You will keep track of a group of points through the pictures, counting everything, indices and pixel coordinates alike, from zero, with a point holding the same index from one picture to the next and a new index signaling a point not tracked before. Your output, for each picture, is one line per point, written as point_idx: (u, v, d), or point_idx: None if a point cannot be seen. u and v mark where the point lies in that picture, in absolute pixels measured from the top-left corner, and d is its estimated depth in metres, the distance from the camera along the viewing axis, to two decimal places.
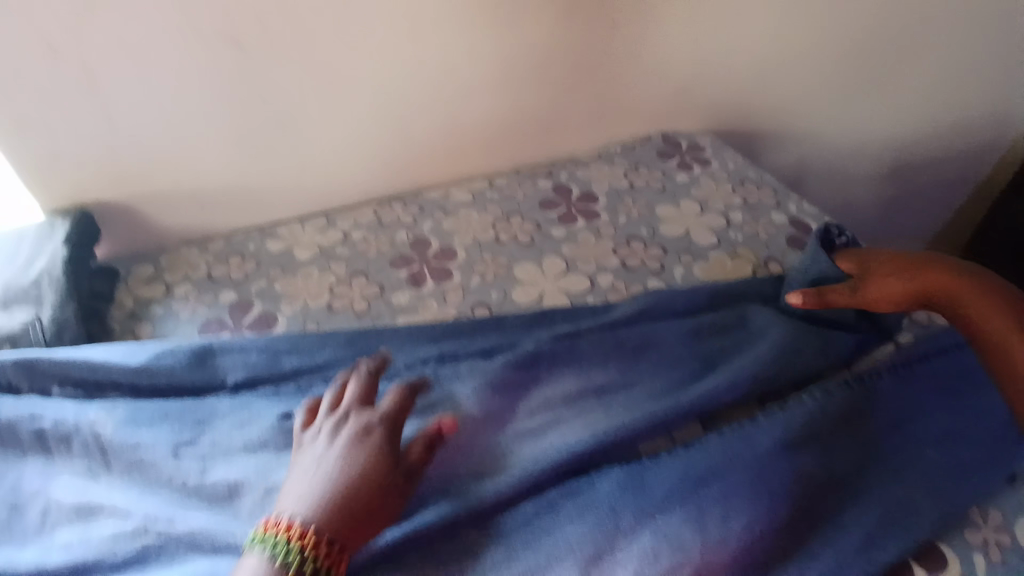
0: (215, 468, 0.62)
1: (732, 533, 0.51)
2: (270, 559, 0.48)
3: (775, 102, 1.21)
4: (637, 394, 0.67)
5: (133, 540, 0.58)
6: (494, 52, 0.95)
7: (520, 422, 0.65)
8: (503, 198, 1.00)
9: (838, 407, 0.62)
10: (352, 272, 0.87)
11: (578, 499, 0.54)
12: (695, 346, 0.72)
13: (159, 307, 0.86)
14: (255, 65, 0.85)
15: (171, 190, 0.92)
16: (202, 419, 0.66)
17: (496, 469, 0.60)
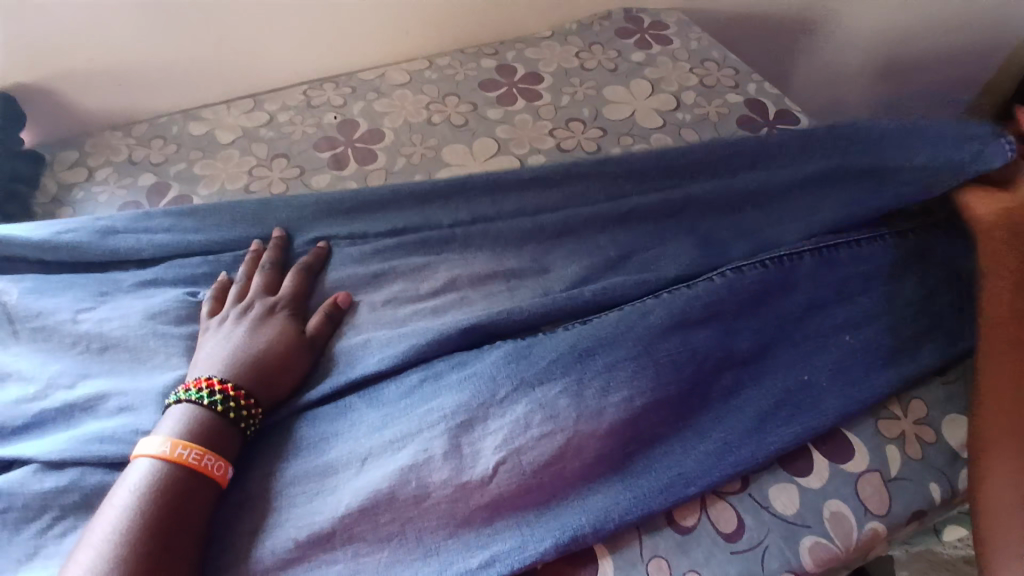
0: (113, 336, 0.61)
1: (610, 405, 0.50)
2: (195, 407, 0.52)
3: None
4: (549, 278, 0.65)
5: (34, 405, 0.57)
6: None
7: (422, 300, 0.64)
8: (442, 79, 0.92)
9: (749, 287, 0.60)
10: (273, 154, 0.83)
11: (463, 369, 0.54)
12: (619, 234, 0.68)
13: (79, 192, 0.83)
14: None
15: (84, 67, 0.85)
16: (105, 292, 0.65)
17: (389, 340, 0.59)
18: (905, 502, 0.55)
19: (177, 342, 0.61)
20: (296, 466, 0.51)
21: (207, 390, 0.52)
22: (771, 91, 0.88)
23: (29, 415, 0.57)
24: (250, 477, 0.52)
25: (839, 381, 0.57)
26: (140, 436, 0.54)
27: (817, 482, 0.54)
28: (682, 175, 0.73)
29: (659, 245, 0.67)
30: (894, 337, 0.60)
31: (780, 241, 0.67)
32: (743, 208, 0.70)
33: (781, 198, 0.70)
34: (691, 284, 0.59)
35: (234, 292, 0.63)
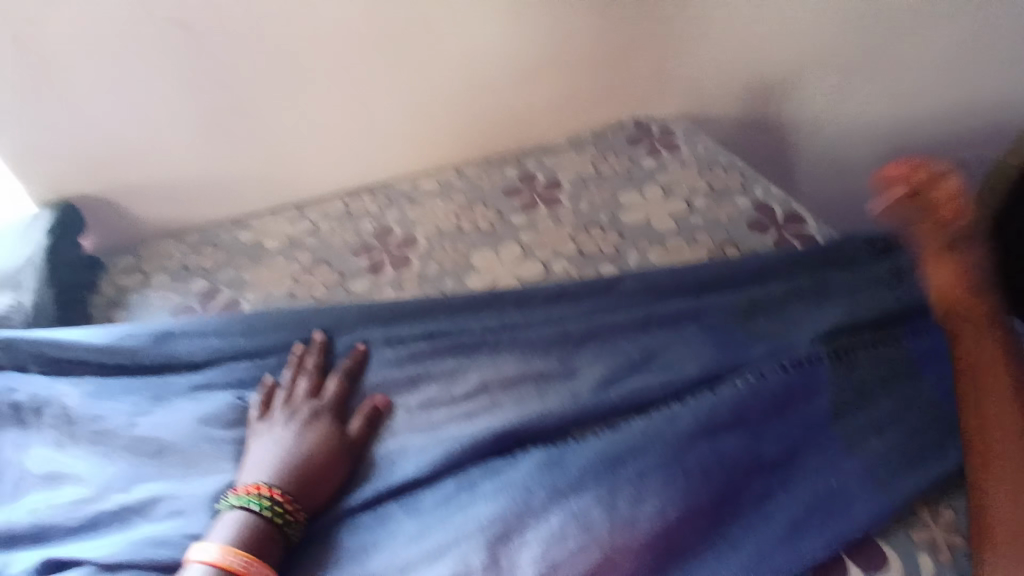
0: (166, 439, 0.65)
1: (642, 516, 0.52)
2: (248, 514, 0.54)
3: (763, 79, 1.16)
4: (577, 381, 0.68)
5: (89, 506, 0.61)
6: (454, 37, 0.95)
7: (456, 403, 0.67)
8: (470, 187, 1.00)
9: (771, 391, 0.62)
10: (315, 260, 0.90)
11: (497, 478, 0.56)
12: (641, 339, 0.72)
13: (134, 297, 0.89)
14: (215, 52, 0.87)
15: (149, 182, 0.95)
16: (158, 396, 0.69)
17: (425, 445, 0.62)
18: None
19: (224, 447, 0.64)
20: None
21: (259, 496, 0.55)
22: (778, 194, 0.94)
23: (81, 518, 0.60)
24: None
25: (866, 486, 0.58)
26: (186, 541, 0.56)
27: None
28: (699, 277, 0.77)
29: (679, 347, 0.70)
30: (919, 440, 0.61)
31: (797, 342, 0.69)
32: (758, 313, 0.74)
33: (792, 301, 0.75)
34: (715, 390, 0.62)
35: (279, 397, 0.67)
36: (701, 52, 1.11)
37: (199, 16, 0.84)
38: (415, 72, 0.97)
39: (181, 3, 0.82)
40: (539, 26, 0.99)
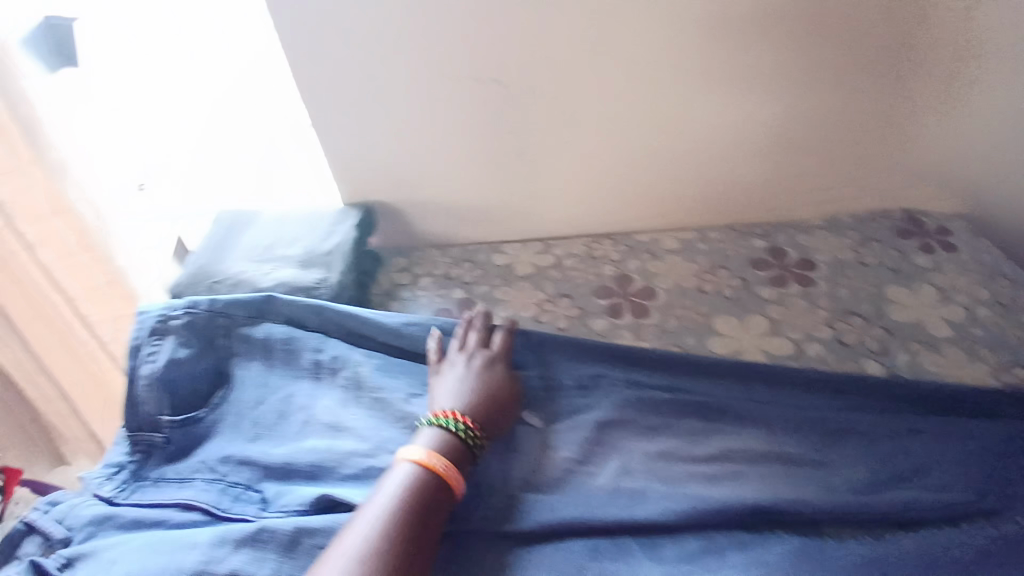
0: None
1: None
2: (448, 434, 0.67)
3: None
4: (826, 477, 0.68)
5: (365, 460, 0.73)
6: (734, 110, 0.97)
7: (696, 461, 0.69)
8: (714, 251, 1.01)
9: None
10: (559, 293, 0.97)
11: (752, 553, 0.61)
12: (894, 447, 0.70)
13: (405, 292, 1.04)
14: (517, 102, 0.97)
15: (430, 200, 1.10)
16: (427, 385, 0.81)
17: (671, 493, 0.65)
18: None
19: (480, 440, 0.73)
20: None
21: (457, 421, 0.67)
22: None
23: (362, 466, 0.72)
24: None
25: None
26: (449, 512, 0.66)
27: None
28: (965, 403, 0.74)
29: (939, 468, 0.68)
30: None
31: None
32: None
33: None
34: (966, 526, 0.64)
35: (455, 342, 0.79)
36: (1012, 149, 0.99)
37: (514, 70, 0.93)
38: (689, 137, 1.00)
39: (503, 61, 0.92)
40: (821, 106, 0.97)
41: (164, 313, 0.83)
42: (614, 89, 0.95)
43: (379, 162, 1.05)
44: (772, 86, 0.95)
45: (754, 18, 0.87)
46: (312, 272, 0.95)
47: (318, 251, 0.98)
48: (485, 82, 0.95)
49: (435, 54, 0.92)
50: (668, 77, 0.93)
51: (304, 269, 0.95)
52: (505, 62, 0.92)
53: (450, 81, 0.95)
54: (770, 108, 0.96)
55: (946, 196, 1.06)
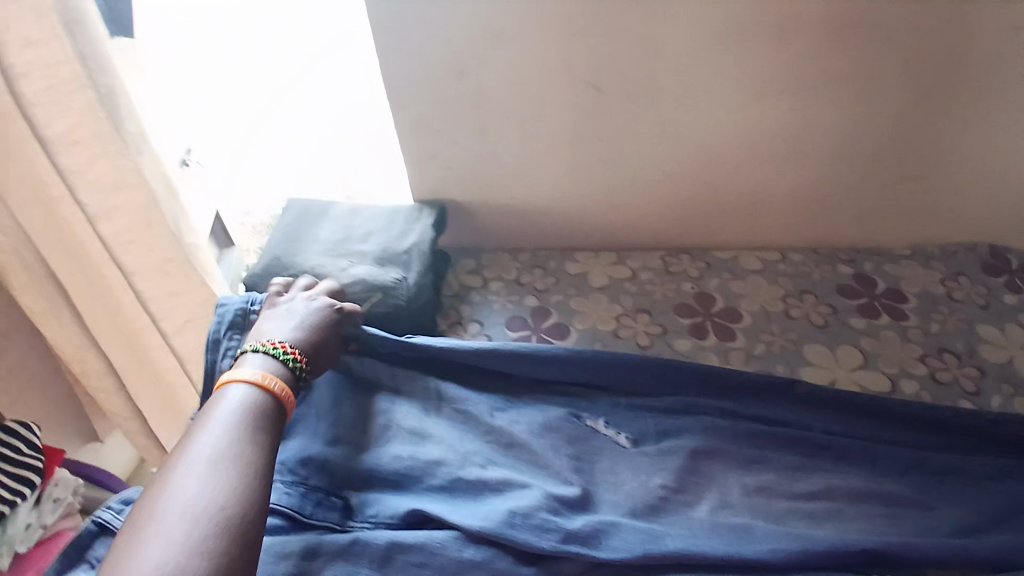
0: (521, 436, 0.73)
1: None
2: (276, 362, 0.69)
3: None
4: (928, 519, 0.66)
5: (450, 473, 0.69)
6: (831, 129, 0.94)
7: (798, 500, 0.67)
8: (796, 273, 0.98)
9: None
10: (637, 308, 0.95)
11: None
12: (1000, 488, 0.68)
13: (476, 295, 1.02)
14: (608, 107, 0.94)
15: (504, 203, 1.08)
16: (510, 404, 0.78)
17: (780, 530, 0.63)
18: None
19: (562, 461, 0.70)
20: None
21: (290, 354, 0.70)
22: None
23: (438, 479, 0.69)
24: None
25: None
26: (548, 530, 0.62)
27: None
28: None
29: None
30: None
31: None
32: None
33: None
34: None
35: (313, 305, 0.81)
36: None
37: (609, 75, 0.91)
38: (781, 155, 0.97)
39: (601, 68, 0.90)
40: (924, 132, 0.93)
41: (245, 307, 0.82)
42: (712, 101, 0.92)
43: (455, 161, 1.03)
44: (875, 106, 0.91)
45: (871, 37, 0.85)
46: (388, 271, 0.93)
47: (393, 249, 0.96)
48: (581, 85, 0.92)
49: (531, 54, 0.90)
50: (767, 93, 0.91)
51: (380, 267, 0.94)
52: (601, 67, 0.90)
53: (542, 81, 0.92)
54: (872, 130, 0.93)
55: None
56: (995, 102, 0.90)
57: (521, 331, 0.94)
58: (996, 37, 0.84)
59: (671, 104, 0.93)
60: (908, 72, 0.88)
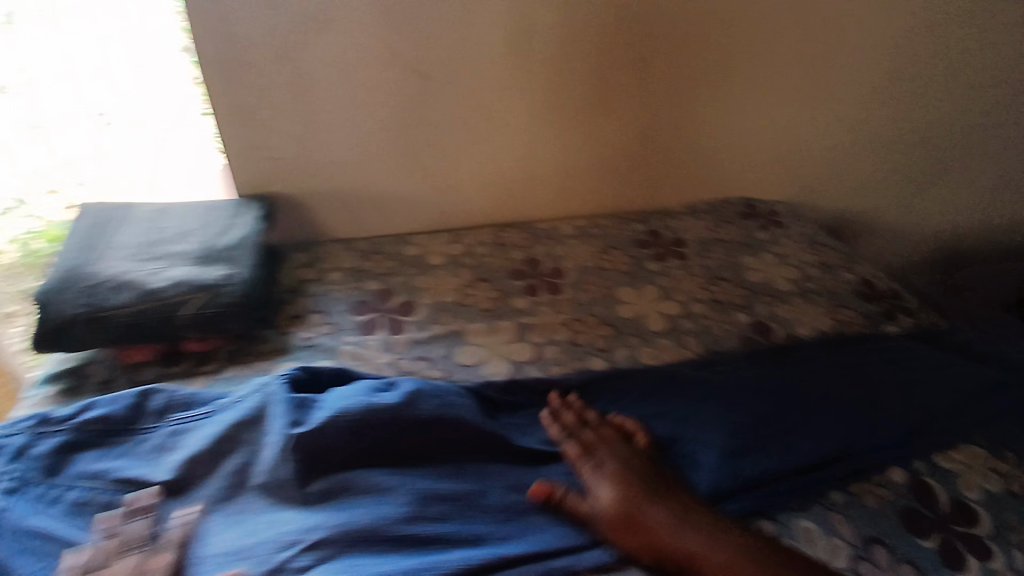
0: (382, 452, 0.69)
1: None
2: None
3: (867, 171, 1.32)
4: (688, 368, 0.85)
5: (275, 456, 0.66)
6: (614, 111, 1.12)
7: (565, 380, 0.83)
8: (603, 234, 1.15)
9: (886, 420, 0.78)
10: (477, 278, 1.03)
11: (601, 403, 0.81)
12: (734, 345, 0.91)
13: (315, 286, 1.00)
14: (425, 88, 1.01)
15: (335, 193, 1.08)
16: (381, 478, 0.67)
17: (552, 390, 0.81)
18: None
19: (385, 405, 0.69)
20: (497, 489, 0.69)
21: None
22: (876, 274, 1.09)
23: (243, 427, 0.69)
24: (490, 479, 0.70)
25: (927, 462, 0.76)
26: (419, 434, 0.70)
27: (938, 543, 0.67)
28: (807, 341, 0.92)
29: (804, 379, 0.83)
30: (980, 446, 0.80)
31: (922, 397, 0.82)
32: (875, 361, 0.88)
33: (898, 356, 0.90)
34: (813, 391, 0.81)
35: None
36: (823, 154, 1.27)
37: (427, 59, 0.98)
38: (584, 135, 1.13)
39: (420, 56, 0.98)
40: (683, 108, 1.14)
41: None
42: (517, 85, 1.04)
43: (277, 151, 1.02)
44: (645, 88, 1.10)
45: (636, 29, 1.03)
46: (215, 269, 0.88)
47: (217, 246, 0.91)
48: (404, 71, 0.98)
49: (350, 43, 0.94)
50: (557, 77, 1.05)
51: (206, 266, 0.88)
52: (419, 49, 0.97)
53: (362, 67, 0.97)
54: (651, 108, 1.13)
55: (778, 185, 1.29)
56: (738, 83, 1.14)
57: (367, 315, 0.95)
58: (736, 28, 1.07)
59: (487, 88, 1.03)
60: (671, 60, 1.08)
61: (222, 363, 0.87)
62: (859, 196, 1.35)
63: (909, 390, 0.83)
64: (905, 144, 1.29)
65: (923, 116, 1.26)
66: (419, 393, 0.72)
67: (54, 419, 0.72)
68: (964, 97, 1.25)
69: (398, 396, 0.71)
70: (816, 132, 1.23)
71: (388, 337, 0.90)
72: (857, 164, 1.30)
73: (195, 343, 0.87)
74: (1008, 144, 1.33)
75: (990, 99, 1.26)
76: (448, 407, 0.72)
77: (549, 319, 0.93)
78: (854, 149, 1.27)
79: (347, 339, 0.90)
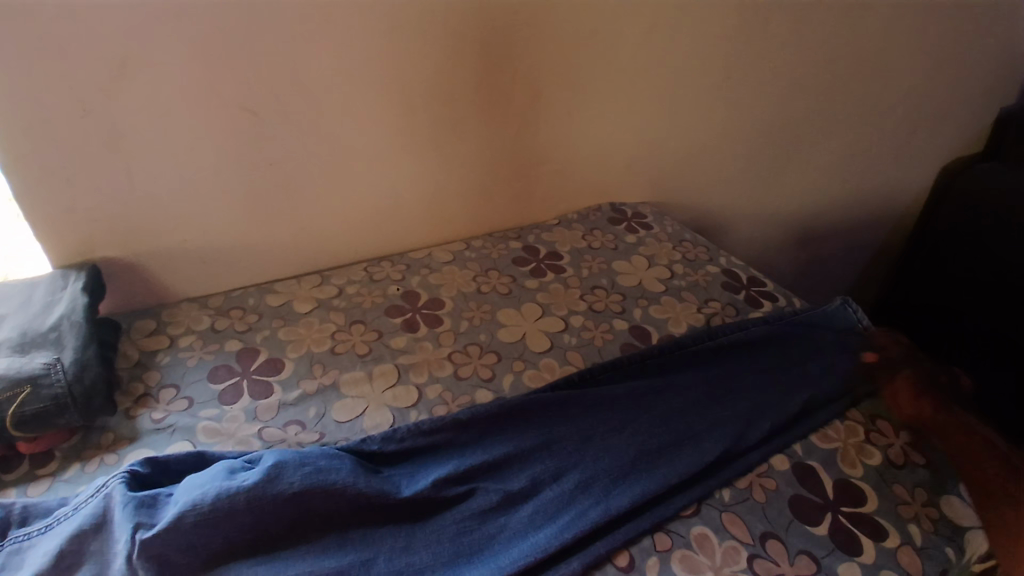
0: (252, 541, 0.61)
1: (612, 456, 0.74)
2: None
3: (719, 165, 1.40)
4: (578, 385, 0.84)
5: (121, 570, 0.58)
6: (474, 133, 1.10)
7: (456, 416, 0.77)
8: (479, 256, 1.13)
9: (759, 409, 0.83)
10: (351, 321, 0.96)
11: (498, 436, 0.76)
12: (622, 354, 0.91)
13: (164, 356, 0.89)
14: (263, 127, 0.93)
15: (176, 248, 0.97)
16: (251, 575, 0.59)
17: (444, 430, 0.76)
18: (934, 563, 0.68)
19: (240, 492, 0.61)
20: (385, 557, 0.62)
21: None
22: (737, 263, 1.16)
23: (86, 536, 0.60)
24: (379, 547, 0.63)
25: (806, 445, 0.80)
26: (289, 511, 0.62)
27: (828, 527, 0.70)
28: (690, 336, 0.94)
29: (681, 380, 0.86)
30: (853, 419, 0.85)
31: (786, 380, 0.88)
32: (746, 350, 0.92)
33: (770, 341, 0.94)
34: (691, 391, 0.84)
35: None
36: (678, 154, 1.34)
37: (259, 96, 0.90)
38: (447, 158, 1.10)
39: (250, 95, 0.90)
40: (541, 123, 1.14)
41: None
42: (366, 116, 0.99)
43: (95, 211, 0.89)
44: (499, 107, 1.09)
45: (481, 49, 1.01)
46: (36, 356, 0.75)
47: (33, 329, 0.78)
48: (233, 112, 0.90)
49: (164, 87, 0.84)
50: (407, 103, 1.01)
51: (23, 355, 0.75)
52: (248, 87, 0.89)
53: (183, 112, 0.87)
54: (511, 125, 1.12)
55: (642, 186, 1.35)
56: (591, 95, 1.16)
57: (228, 380, 0.85)
58: (581, 42, 1.08)
59: (332, 121, 0.97)
60: (522, 78, 1.08)
61: (62, 461, 0.75)
62: (714, 189, 1.44)
63: (775, 376, 0.88)
64: (748, 139, 1.39)
65: (762, 111, 1.36)
66: (284, 469, 0.64)
67: None
68: (794, 91, 1.36)
69: (261, 472, 0.63)
70: (669, 135, 1.29)
71: (254, 403, 0.82)
72: (710, 160, 1.38)
73: (23, 445, 0.74)
74: (836, 129, 1.47)
75: (817, 91, 1.38)
76: (319, 474, 0.64)
77: (430, 355, 0.90)
78: (705, 147, 1.35)
79: (205, 413, 0.80)
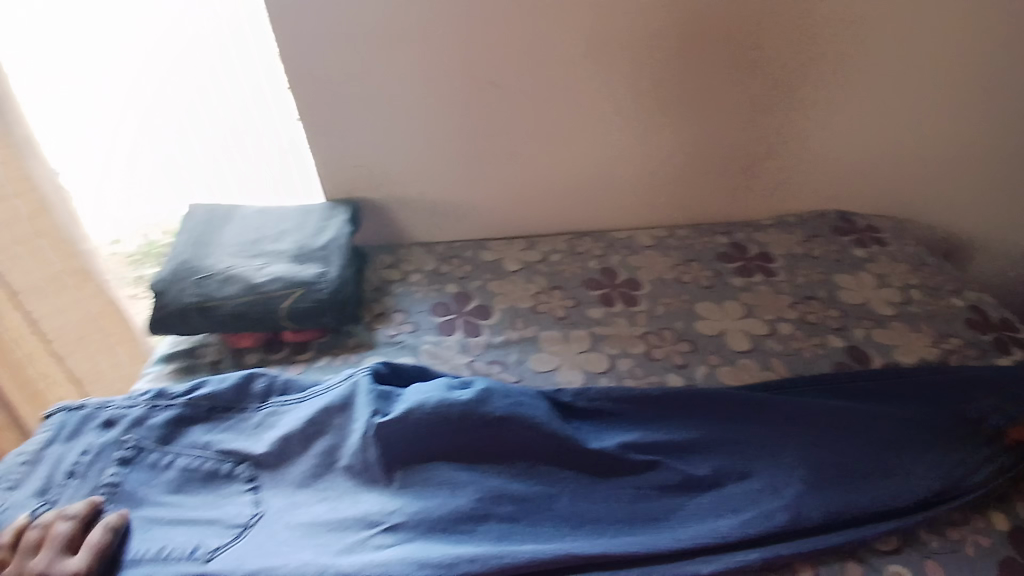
0: (455, 450, 0.70)
1: (808, 469, 0.70)
2: None
3: (991, 184, 1.18)
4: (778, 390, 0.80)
5: (357, 448, 0.70)
6: (700, 120, 1.07)
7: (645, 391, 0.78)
8: (683, 246, 1.11)
9: (999, 465, 0.71)
10: (552, 285, 1.03)
11: (685, 419, 0.76)
12: (833, 370, 0.84)
13: (398, 287, 1.04)
14: (503, 98, 1.02)
15: (417, 198, 1.12)
16: (453, 476, 0.68)
17: (633, 400, 0.77)
18: None
19: (456, 405, 0.70)
20: (566, 500, 0.67)
21: None
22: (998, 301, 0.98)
23: (332, 412, 0.74)
24: (562, 489, 0.68)
25: None
26: (492, 434, 0.70)
27: None
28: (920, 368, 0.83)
29: (904, 411, 0.77)
30: None
31: None
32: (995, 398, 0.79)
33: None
34: (914, 425, 0.75)
35: None
36: (937, 166, 1.15)
37: (507, 69, 1.00)
38: (667, 143, 1.10)
39: (499, 70, 1.00)
40: (777, 116, 1.07)
41: None
42: (597, 95, 1.03)
43: (364, 157, 1.07)
44: (732, 96, 1.05)
45: (726, 34, 0.98)
46: (308, 267, 0.94)
47: (309, 245, 0.97)
48: (483, 84, 1.01)
49: (433, 57, 0.98)
50: (638, 85, 1.03)
51: (300, 265, 0.94)
52: (499, 60, 0.99)
53: (444, 79, 1.00)
54: (742, 115, 1.07)
55: (883, 197, 1.19)
56: (839, 91, 1.05)
57: (445, 317, 0.97)
58: (841, 31, 0.99)
59: (563, 97, 1.03)
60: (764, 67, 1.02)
61: (318, 351, 0.93)
62: (977, 212, 1.22)
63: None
64: None
65: None
66: (493, 396, 0.72)
67: (170, 391, 0.80)
68: None
69: (472, 393, 0.72)
70: (928, 143, 1.13)
71: (465, 340, 0.92)
72: (980, 176, 1.17)
73: (289, 334, 0.93)
74: None
75: None
76: (520, 406, 0.71)
77: (625, 332, 0.92)
78: (975, 160, 1.15)
79: (426, 338, 0.93)
